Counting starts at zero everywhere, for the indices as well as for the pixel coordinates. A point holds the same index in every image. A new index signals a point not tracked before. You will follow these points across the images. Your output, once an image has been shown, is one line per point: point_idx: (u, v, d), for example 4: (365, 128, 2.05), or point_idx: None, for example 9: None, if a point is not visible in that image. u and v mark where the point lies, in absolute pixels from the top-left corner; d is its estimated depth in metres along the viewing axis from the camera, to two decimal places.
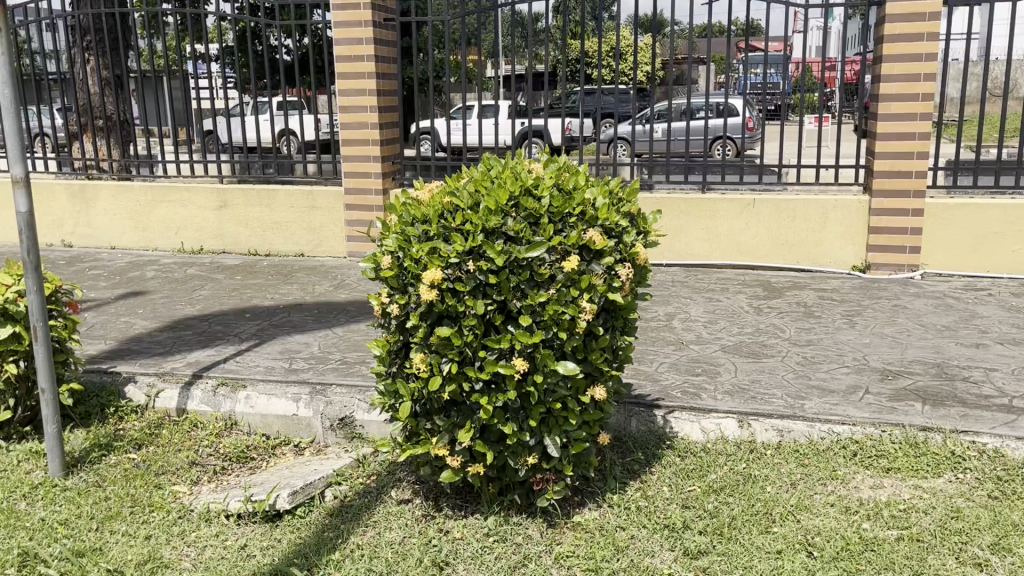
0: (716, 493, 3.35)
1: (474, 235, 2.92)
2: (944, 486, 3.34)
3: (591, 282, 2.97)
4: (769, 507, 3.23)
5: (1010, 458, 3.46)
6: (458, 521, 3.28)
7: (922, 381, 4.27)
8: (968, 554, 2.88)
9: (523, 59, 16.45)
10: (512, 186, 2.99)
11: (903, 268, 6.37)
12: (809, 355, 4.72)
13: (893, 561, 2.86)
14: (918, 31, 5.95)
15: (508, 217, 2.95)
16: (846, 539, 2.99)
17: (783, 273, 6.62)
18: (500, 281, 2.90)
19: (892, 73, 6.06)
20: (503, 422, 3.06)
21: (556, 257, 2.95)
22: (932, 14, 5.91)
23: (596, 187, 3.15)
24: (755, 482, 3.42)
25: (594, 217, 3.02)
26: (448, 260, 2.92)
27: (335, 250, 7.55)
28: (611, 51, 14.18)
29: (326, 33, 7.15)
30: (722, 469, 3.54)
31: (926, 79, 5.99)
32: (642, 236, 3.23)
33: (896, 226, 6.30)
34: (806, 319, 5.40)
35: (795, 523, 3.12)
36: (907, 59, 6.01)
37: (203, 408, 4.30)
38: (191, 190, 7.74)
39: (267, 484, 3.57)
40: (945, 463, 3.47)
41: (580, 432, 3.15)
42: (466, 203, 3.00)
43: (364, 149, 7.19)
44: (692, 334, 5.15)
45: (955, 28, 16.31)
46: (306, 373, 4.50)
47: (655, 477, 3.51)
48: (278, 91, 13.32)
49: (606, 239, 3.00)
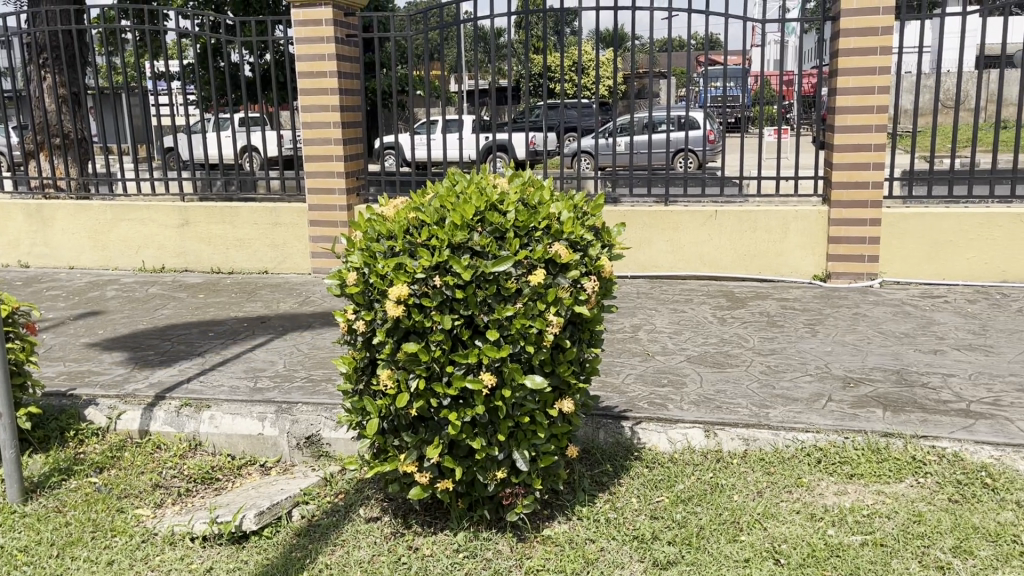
0: (684, 503, 3.38)
1: (440, 250, 2.92)
2: (906, 491, 3.39)
3: (557, 296, 2.99)
4: (736, 516, 3.26)
5: (970, 462, 3.53)
6: (427, 538, 3.26)
7: (883, 387, 4.35)
8: (931, 557, 2.93)
9: (486, 74, 16.55)
10: (477, 202, 2.99)
11: (861, 277, 6.49)
12: (773, 364, 4.78)
13: (857, 566, 2.90)
14: (871, 45, 6.09)
15: (474, 232, 2.95)
16: (812, 546, 3.03)
17: (745, 284, 6.71)
18: (467, 295, 2.91)
19: (847, 86, 6.20)
20: (471, 437, 3.05)
21: (522, 271, 2.96)
22: (884, 29, 6.05)
23: (561, 202, 3.17)
24: (722, 491, 3.45)
25: (560, 230, 3.04)
26: (414, 276, 2.92)
27: (299, 266, 7.49)
28: (573, 65, 14.31)
29: (288, 50, 7.12)
30: (689, 479, 3.56)
31: (880, 92, 6.13)
32: (607, 249, 3.26)
33: (854, 236, 6.42)
34: (769, 328, 5.48)
35: (762, 531, 3.16)
36: (862, 73, 6.14)
37: (167, 429, 4.23)
38: (151, 208, 7.63)
39: (233, 505, 3.52)
40: (906, 467, 3.53)
41: (548, 445, 3.15)
42: (431, 219, 3.00)
43: (327, 165, 7.16)
44: (658, 345, 5.19)
45: (908, 42, 16.73)
46: (271, 392, 4.45)
47: (623, 489, 3.53)
48: (239, 108, 13.26)
49: (571, 253, 3.03)
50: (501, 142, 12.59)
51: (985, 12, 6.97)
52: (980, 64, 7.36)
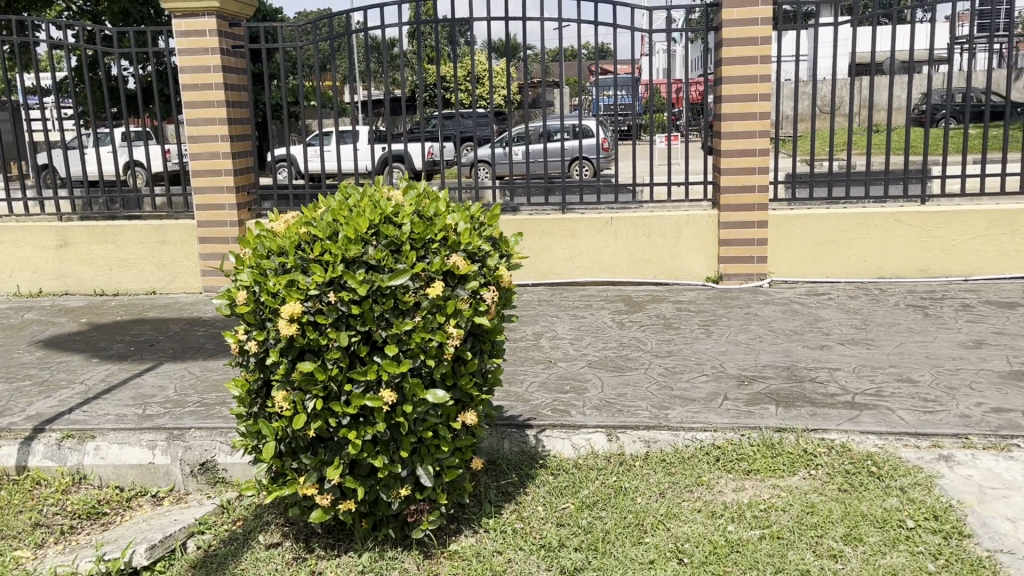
0: (589, 508, 3.41)
1: (333, 265, 2.85)
2: (799, 483, 3.51)
3: (456, 308, 2.96)
4: (640, 518, 3.30)
5: (857, 452, 3.70)
6: (330, 561, 3.17)
7: (774, 384, 4.51)
8: (824, 547, 3.04)
9: (381, 84, 16.42)
10: (370, 215, 2.94)
11: (751, 278, 6.73)
12: (670, 365, 4.89)
13: (756, 560, 2.98)
14: (752, 54, 6.34)
15: (369, 245, 2.90)
16: (713, 543, 3.10)
17: (642, 288, 6.85)
18: (363, 310, 2.85)
19: (731, 94, 6.43)
20: (373, 456, 2.99)
21: (420, 284, 2.91)
22: (764, 39, 6.31)
23: (456, 213, 3.15)
24: (626, 495, 3.49)
25: (457, 241, 3.01)
26: (307, 293, 2.84)
27: (189, 285, 7.20)
28: (468, 75, 14.36)
29: (170, 61, 6.86)
30: (594, 484, 3.59)
31: (762, 99, 6.39)
32: (505, 259, 3.25)
33: (743, 238, 6.65)
34: (666, 330, 5.60)
35: (665, 531, 3.21)
36: (744, 81, 6.38)
37: (47, 463, 3.99)
38: (25, 229, 7.20)
39: (121, 540, 3.34)
40: (799, 460, 3.66)
41: (452, 459, 3.12)
42: (324, 233, 2.92)
43: (216, 180, 6.93)
44: (559, 351, 5.23)
45: (786, 51, 17.52)
46: (161, 418, 4.25)
47: (529, 498, 3.52)
48: (121, 122, 12.71)
49: (469, 264, 3.00)
50: (398, 153, 12.49)
51: (855, 22, 7.35)
52: (852, 72, 7.75)
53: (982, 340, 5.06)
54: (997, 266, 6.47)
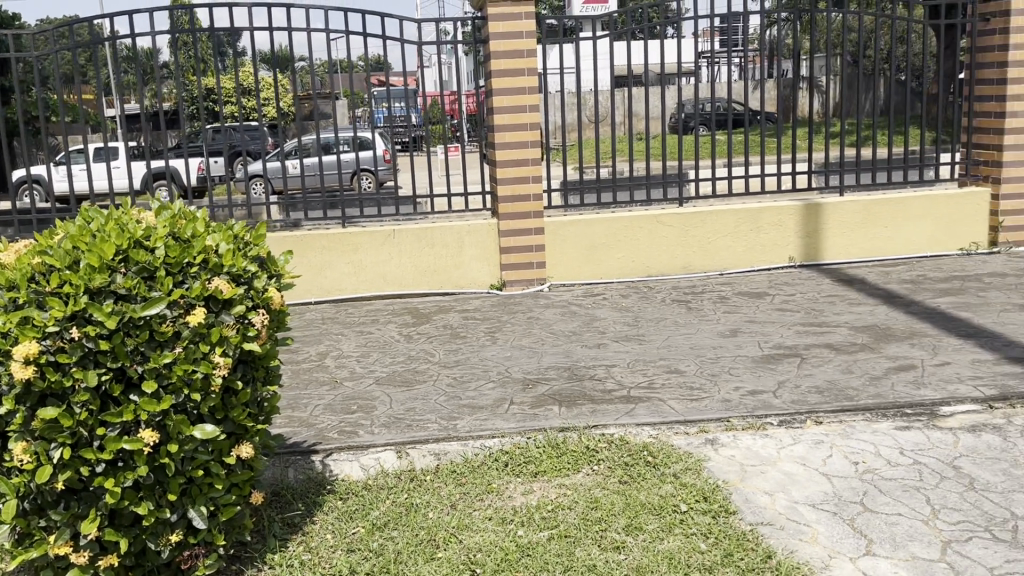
0: (380, 530, 3.32)
1: (75, 298, 2.58)
2: (583, 480, 3.63)
3: (221, 335, 2.77)
4: (432, 533, 3.27)
5: (634, 444, 3.89)
6: None
7: (557, 385, 4.65)
8: (608, 539, 3.16)
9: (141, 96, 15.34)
10: (117, 239, 2.69)
11: (532, 283, 6.91)
12: (458, 375, 4.90)
13: (546, 561, 3.04)
14: (519, 67, 6.54)
15: (116, 273, 2.65)
16: (505, 550, 3.13)
17: (428, 298, 6.84)
18: (113, 345, 2.60)
19: (502, 105, 6.59)
20: (136, 503, 2.73)
21: (178, 311, 2.70)
22: (529, 52, 6.53)
23: (217, 233, 2.96)
24: (417, 511, 3.45)
25: (219, 264, 2.84)
26: (45, 330, 2.54)
27: None
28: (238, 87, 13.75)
29: None
30: (384, 504, 3.52)
31: (531, 110, 6.61)
32: (274, 279, 3.10)
33: (521, 245, 6.82)
34: (453, 340, 5.63)
35: (458, 544, 3.19)
36: (513, 93, 6.57)
37: None
38: None
39: None
40: (582, 458, 3.79)
41: (228, 497, 2.92)
42: (63, 262, 2.64)
43: None
44: (345, 370, 5.09)
45: (554, 63, 18.35)
46: None
47: (317, 526, 3.38)
48: None
49: (234, 287, 2.83)
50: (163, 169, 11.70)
51: (613, 37, 7.79)
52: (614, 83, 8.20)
53: (738, 328, 5.52)
54: (747, 260, 7.07)
